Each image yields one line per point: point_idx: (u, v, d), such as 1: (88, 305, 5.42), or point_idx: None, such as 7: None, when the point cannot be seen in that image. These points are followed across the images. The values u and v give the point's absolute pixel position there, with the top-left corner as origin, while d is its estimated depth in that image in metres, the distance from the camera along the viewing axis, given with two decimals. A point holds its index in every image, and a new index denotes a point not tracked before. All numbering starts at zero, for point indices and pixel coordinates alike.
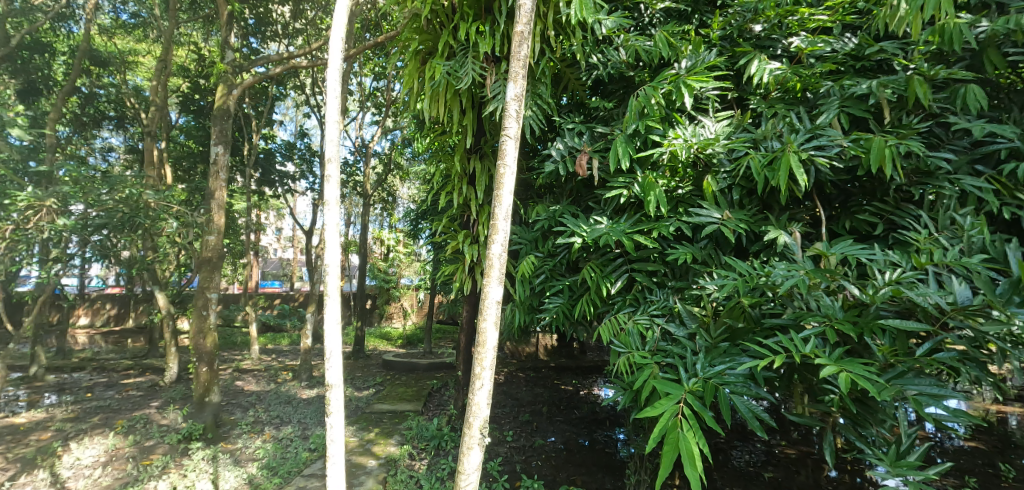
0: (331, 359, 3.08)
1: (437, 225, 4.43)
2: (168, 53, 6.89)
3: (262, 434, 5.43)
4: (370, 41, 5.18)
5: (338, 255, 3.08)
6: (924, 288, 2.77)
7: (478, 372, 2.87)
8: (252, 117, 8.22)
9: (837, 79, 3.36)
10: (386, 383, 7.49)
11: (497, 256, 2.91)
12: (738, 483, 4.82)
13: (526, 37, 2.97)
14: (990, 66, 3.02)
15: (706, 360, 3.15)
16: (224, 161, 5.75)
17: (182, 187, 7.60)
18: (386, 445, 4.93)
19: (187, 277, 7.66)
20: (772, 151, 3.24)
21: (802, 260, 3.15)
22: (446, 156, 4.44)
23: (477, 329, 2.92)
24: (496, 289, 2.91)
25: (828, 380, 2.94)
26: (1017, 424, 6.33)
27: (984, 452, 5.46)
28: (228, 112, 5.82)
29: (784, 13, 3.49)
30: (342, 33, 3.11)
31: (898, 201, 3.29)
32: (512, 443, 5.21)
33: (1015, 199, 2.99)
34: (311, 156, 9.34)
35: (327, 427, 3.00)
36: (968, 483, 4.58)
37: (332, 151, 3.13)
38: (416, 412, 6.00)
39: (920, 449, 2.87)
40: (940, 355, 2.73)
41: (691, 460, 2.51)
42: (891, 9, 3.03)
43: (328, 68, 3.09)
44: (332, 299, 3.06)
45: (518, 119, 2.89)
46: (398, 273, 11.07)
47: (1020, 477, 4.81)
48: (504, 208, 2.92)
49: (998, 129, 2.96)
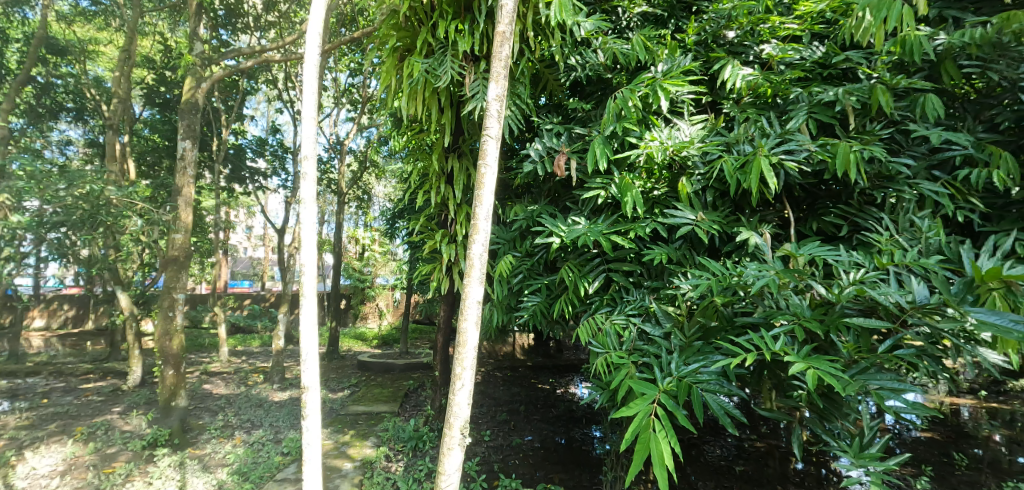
0: (307, 361, 3.27)
1: (413, 225, 4.33)
2: (132, 44, 6.70)
3: (232, 439, 5.26)
4: (347, 36, 4.96)
5: (313, 256, 3.30)
6: (885, 288, 2.95)
7: (459, 372, 2.96)
8: (221, 112, 7.89)
9: (806, 86, 3.46)
10: (362, 385, 7.39)
11: (479, 256, 2.99)
12: (711, 478, 4.93)
13: (508, 38, 3.06)
14: (947, 77, 3.20)
15: (681, 359, 3.29)
16: (191, 157, 5.52)
17: (146, 183, 7.23)
18: (362, 447, 4.88)
19: (152, 275, 7.06)
20: (744, 154, 3.36)
21: (772, 260, 3.29)
22: (423, 155, 4.30)
23: (457, 329, 3.00)
24: (477, 290, 2.98)
25: (797, 376, 3.13)
26: (969, 414, 6.62)
27: (939, 442, 5.71)
28: (196, 106, 5.60)
29: (755, 20, 3.54)
30: (318, 31, 3.26)
31: (862, 204, 3.43)
32: (490, 442, 5.20)
33: (968, 202, 3.18)
34: (283, 152, 9.02)
35: (306, 427, 3.20)
36: (925, 472, 4.78)
37: (308, 149, 3.34)
38: (392, 414, 5.92)
39: (883, 441, 3.07)
40: (901, 351, 2.91)
41: (661, 460, 2.66)
42: (857, 20, 3.18)
43: (304, 63, 3.22)
44: (308, 299, 3.28)
45: (499, 119, 3.00)
46: (374, 273, 10.73)
47: (972, 465, 5.04)
48: (485, 208, 3.01)
49: (953, 136, 3.14)
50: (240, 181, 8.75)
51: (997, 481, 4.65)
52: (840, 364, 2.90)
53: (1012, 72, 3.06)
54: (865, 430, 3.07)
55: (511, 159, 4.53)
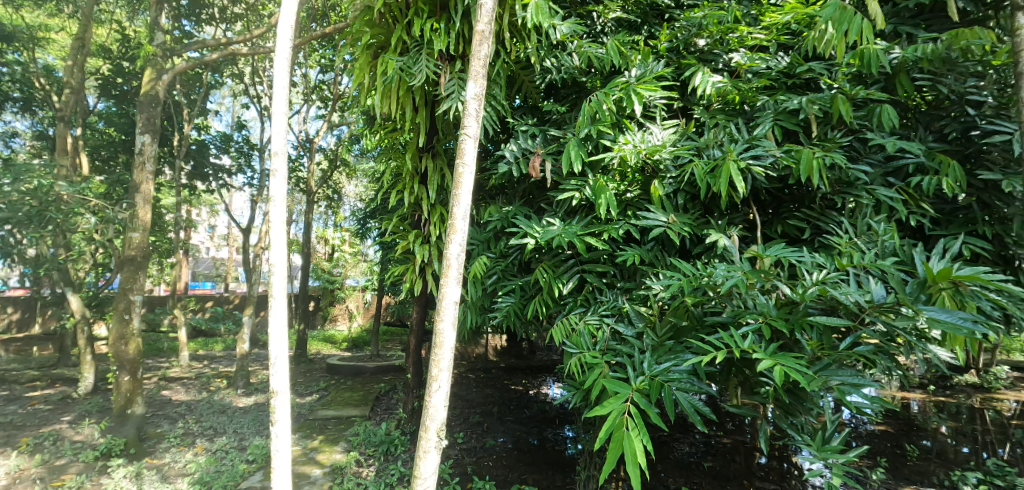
0: (276, 364, 3.24)
1: (384, 224, 4.25)
2: (87, 31, 6.37)
3: (194, 447, 5.03)
4: (318, 30, 4.77)
5: (283, 256, 3.27)
6: (846, 288, 3.09)
7: (436, 374, 2.92)
8: (183, 105, 7.28)
9: (771, 94, 3.59)
10: (330, 389, 7.20)
11: (457, 256, 2.95)
12: (680, 474, 5.02)
13: (487, 37, 3.07)
14: (901, 89, 3.38)
15: (654, 358, 3.37)
16: (150, 152, 5.27)
17: (100, 179, 6.62)
18: (332, 453, 4.77)
19: (106, 276, 6.63)
20: (714, 158, 3.46)
21: (740, 261, 3.41)
22: (396, 154, 4.23)
23: (434, 329, 2.97)
24: (454, 290, 2.96)
25: (765, 373, 3.24)
26: (919, 408, 6.94)
27: (892, 435, 5.97)
28: (156, 98, 5.36)
29: (725, 29, 3.65)
30: (289, 33, 3.36)
31: (824, 208, 3.59)
32: (463, 444, 5.16)
33: (920, 207, 3.37)
34: (250, 149, 8.13)
35: (275, 431, 3.17)
36: (881, 463, 5.00)
37: (278, 146, 3.33)
38: (363, 417, 5.79)
39: (844, 434, 3.21)
40: (861, 348, 3.04)
41: (633, 458, 2.72)
42: (819, 33, 3.31)
43: (275, 59, 3.32)
44: (277, 300, 3.24)
45: (478, 118, 2.99)
46: (344, 274, 10.62)
47: (924, 455, 5.28)
48: (463, 207, 2.99)
49: (907, 145, 3.32)
50: (201, 178, 7.91)
51: (945, 470, 4.88)
52: (805, 361, 3.02)
53: (959, 86, 3.28)
54: (828, 424, 3.21)
55: (486, 160, 4.53)
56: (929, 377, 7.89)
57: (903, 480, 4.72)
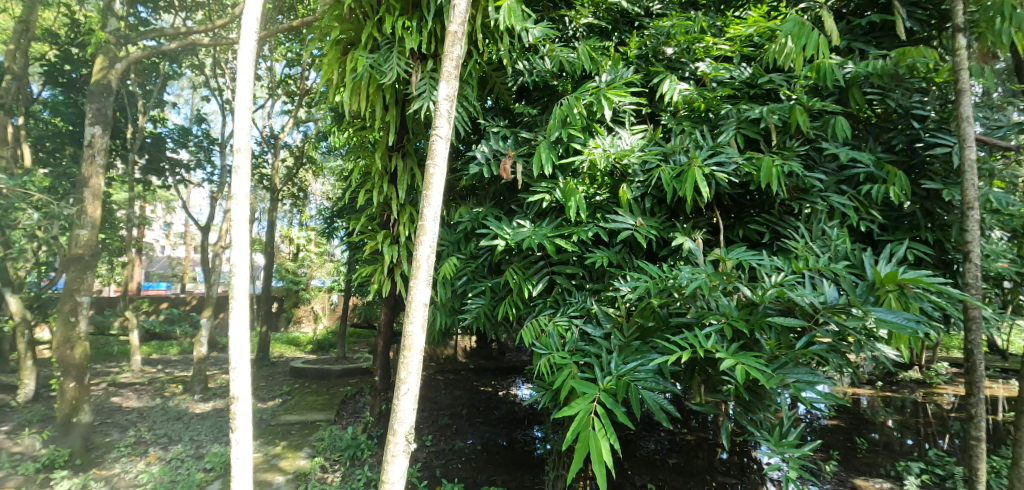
0: (238, 369, 3.18)
1: (352, 224, 4.19)
2: (31, 13, 5.28)
3: (146, 457, 4.81)
4: (284, 23, 4.58)
5: (246, 257, 3.17)
6: (801, 289, 3.24)
7: (404, 376, 2.90)
8: (138, 96, 5.79)
9: (735, 103, 3.73)
10: (293, 393, 6.91)
11: (426, 257, 2.93)
12: (647, 471, 5.11)
13: (460, 39, 3.05)
14: (853, 101, 3.57)
15: (621, 358, 3.44)
16: (101, 144, 5.07)
17: (44, 173, 5.11)
18: (295, 459, 4.70)
19: (53, 276, 5.11)
20: (680, 164, 3.57)
21: (704, 264, 3.52)
22: (365, 152, 4.18)
23: (403, 332, 2.94)
24: (423, 292, 2.93)
25: (726, 371, 3.35)
26: (868, 403, 7.28)
27: (844, 429, 6.25)
28: (109, 88, 5.20)
29: (692, 39, 3.77)
30: (254, 26, 3.25)
31: (782, 213, 3.75)
32: (431, 447, 5.12)
33: (869, 214, 3.58)
34: (213, 145, 6.43)
35: (236, 438, 3.12)
36: (833, 455, 5.24)
37: (241, 142, 3.20)
38: (328, 422, 5.69)
39: (799, 429, 3.34)
40: (815, 347, 3.19)
41: (599, 456, 2.79)
42: (780, 46, 3.45)
43: (239, 54, 3.20)
44: (239, 302, 3.16)
45: (450, 119, 2.97)
46: (309, 275, 9.91)
47: (872, 448, 5.56)
48: (433, 208, 2.97)
49: (859, 155, 3.50)
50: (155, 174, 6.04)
51: (891, 461, 5.16)
52: (763, 359, 3.14)
53: (906, 100, 3.54)
54: (784, 419, 3.36)
55: (457, 160, 4.53)
56: (878, 373, 8.28)
57: (854, 472, 4.97)
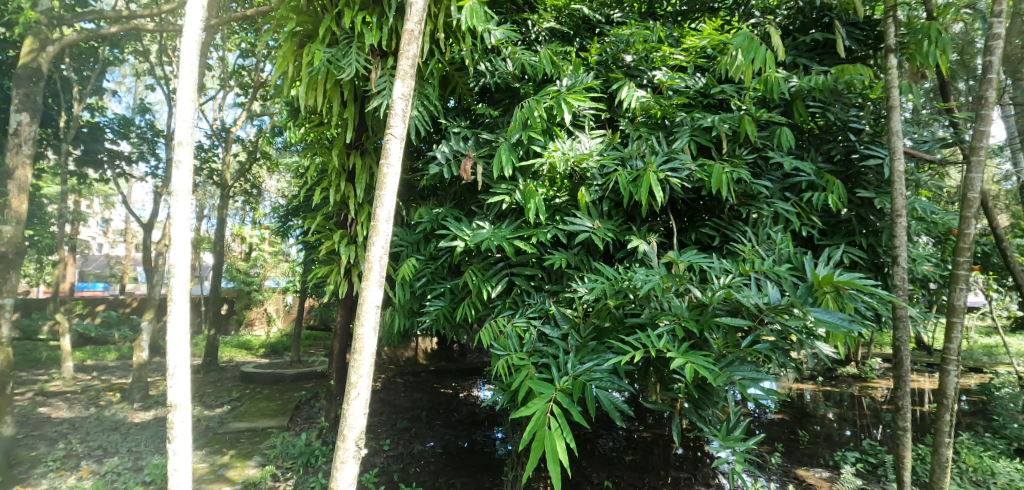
0: (177, 375, 3.04)
1: (308, 223, 4.13)
2: None
3: (77, 471, 4.51)
4: (237, 12, 4.25)
5: (186, 255, 3.03)
6: (747, 291, 3.35)
7: (354, 381, 2.88)
8: (74, 81, 5.06)
9: (689, 112, 3.88)
10: (242, 399, 6.59)
11: (379, 258, 2.94)
12: (604, 469, 5.20)
13: (416, 38, 3.08)
14: (797, 114, 3.80)
15: (577, 358, 3.50)
16: (28, 133, 4.62)
17: None
18: (244, 468, 4.56)
19: None
20: (636, 169, 3.67)
21: (657, 266, 3.62)
22: (322, 149, 4.08)
23: (353, 335, 2.92)
24: (375, 293, 2.93)
25: (677, 369, 3.47)
26: (811, 397, 7.70)
27: (788, 422, 6.57)
28: (40, 72, 4.75)
29: (649, 48, 3.89)
30: (200, 14, 3.12)
31: (731, 218, 3.93)
32: (389, 452, 5.03)
33: (810, 219, 3.81)
34: (158, 136, 5.49)
35: (174, 448, 2.98)
36: (778, 447, 5.52)
37: (183, 135, 3.05)
38: (280, 429, 5.55)
39: (745, 425, 3.48)
40: (759, 346, 3.34)
41: (555, 456, 2.86)
42: (731, 58, 3.60)
43: (183, 42, 3.07)
44: (178, 305, 3.03)
45: (405, 119, 2.99)
46: (263, 276, 7.65)
47: (812, 440, 5.89)
48: (385, 209, 2.98)
49: (802, 165, 3.72)
50: (96, 166, 5.23)
51: (830, 451, 5.49)
52: (712, 358, 3.28)
53: (844, 115, 3.79)
54: (731, 415, 3.51)
55: (419, 159, 4.52)
56: (819, 369, 8.72)
57: (796, 462, 5.27)
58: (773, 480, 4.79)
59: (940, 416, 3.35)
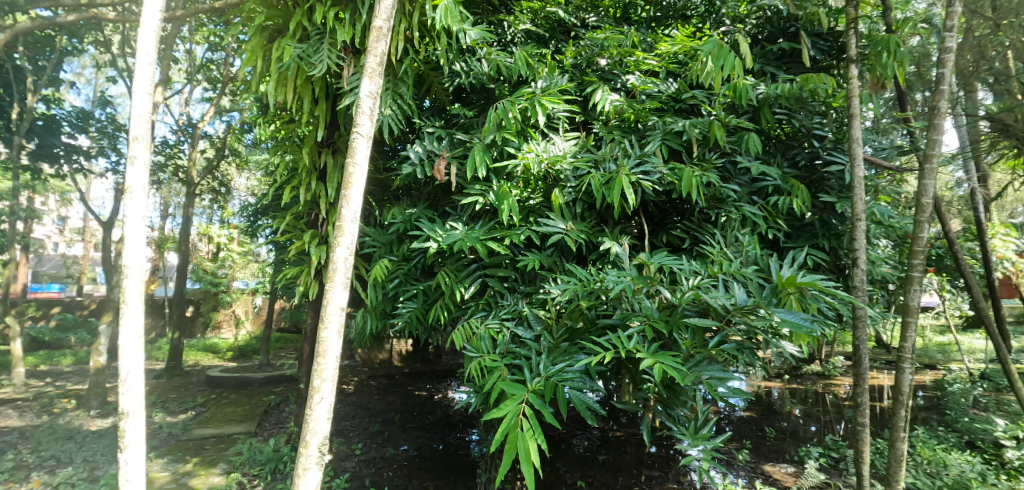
0: (129, 380, 3.06)
1: (278, 222, 4.03)
2: None
3: (27, 483, 4.34)
4: (205, 3, 4.02)
5: (140, 257, 3.05)
6: (715, 292, 3.39)
7: (318, 385, 2.87)
8: (26, 72, 5.29)
9: (661, 116, 3.94)
10: (208, 404, 6.43)
11: (344, 259, 2.91)
12: (577, 469, 5.25)
13: (385, 34, 3.04)
14: (764, 120, 3.93)
15: (550, 359, 3.50)
16: None
17: None
18: (209, 476, 4.43)
19: None
20: (610, 172, 3.70)
21: (629, 268, 3.64)
22: (293, 147, 3.99)
23: (317, 337, 2.90)
24: (340, 295, 2.92)
25: (646, 369, 3.52)
26: (778, 394, 7.94)
27: (757, 419, 6.73)
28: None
29: (623, 52, 3.96)
30: (156, 18, 3.13)
31: (700, 221, 4.03)
32: (361, 456, 4.95)
33: (776, 223, 3.93)
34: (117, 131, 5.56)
35: (125, 457, 2.99)
36: (746, 444, 5.67)
37: (139, 129, 3.09)
38: (248, 435, 5.35)
39: (712, 423, 3.52)
40: (726, 346, 3.38)
41: (528, 457, 2.85)
42: (701, 65, 3.68)
43: (140, 37, 3.11)
44: (131, 306, 3.04)
45: (371, 117, 2.95)
46: (231, 276, 8.74)
47: (779, 436, 6.05)
48: (351, 209, 2.96)
49: (768, 170, 3.84)
50: (49, 160, 5.44)
51: (796, 447, 5.66)
52: (680, 358, 3.32)
53: (808, 122, 3.95)
54: (698, 414, 3.55)
55: (393, 159, 4.48)
56: (785, 368, 8.97)
57: (763, 458, 5.43)
58: (740, 476, 4.93)
59: (896, 412, 3.47)
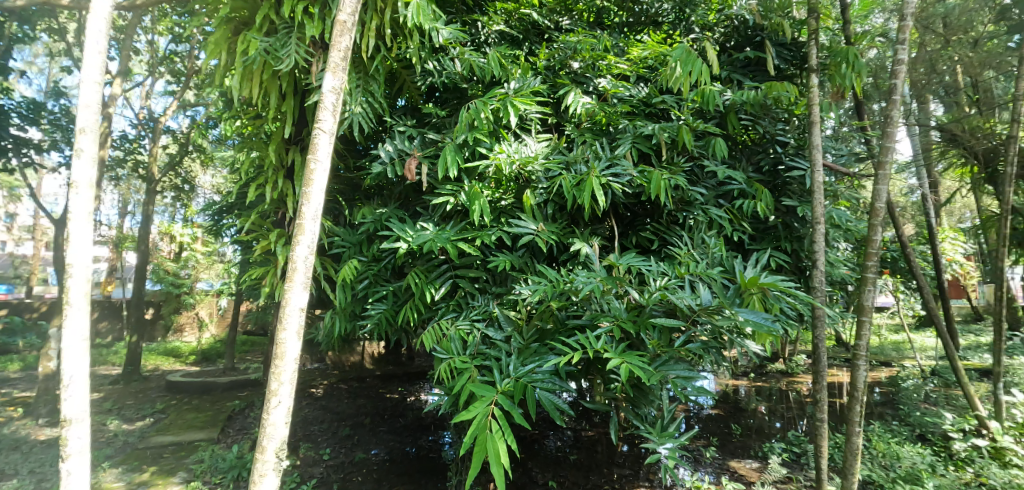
0: (73, 385, 3.09)
1: (243, 221, 3.93)
2: None
3: None
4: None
5: (86, 257, 3.10)
6: (681, 292, 3.44)
7: (275, 388, 2.82)
8: None
9: (631, 119, 3.99)
10: (168, 411, 6.12)
11: (303, 259, 2.87)
12: (548, 469, 5.28)
13: (349, 29, 3.01)
14: (730, 125, 4.08)
15: (519, 360, 3.48)
16: None
17: None
18: (167, 486, 4.29)
19: None
20: (580, 173, 3.72)
21: (598, 269, 3.65)
22: (260, 144, 3.91)
23: (275, 339, 2.85)
24: (299, 296, 2.87)
25: (613, 369, 3.57)
26: (745, 392, 8.18)
27: (724, 416, 6.90)
28: None
29: (595, 56, 4.01)
30: (102, 25, 3.18)
31: (669, 223, 4.10)
32: (329, 461, 4.86)
33: (741, 225, 4.06)
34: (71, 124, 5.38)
35: (68, 466, 3.05)
36: (713, 441, 5.81)
37: (86, 123, 3.11)
38: (209, 442, 5.18)
39: (679, 421, 3.57)
40: (691, 345, 3.43)
41: (497, 459, 2.83)
42: (671, 70, 3.72)
43: (88, 32, 3.13)
44: (74, 310, 3.07)
45: (334, 113, 2.93)
46: (194, 277, 8.44)
47: (745, 433, 6.22)
48: (312, 207, 2.90)
49: (733, 174, 3.96)
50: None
51: (761, 443, 5.83)
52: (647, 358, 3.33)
53: (771, 128, 4.11)
54: (665, 412, 3.60)
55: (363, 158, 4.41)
56: (751, 366, 9.24)
57: (730, 454, 5.58)
58: (707, 473, 5.04)
59: (851, 407, 3.61)
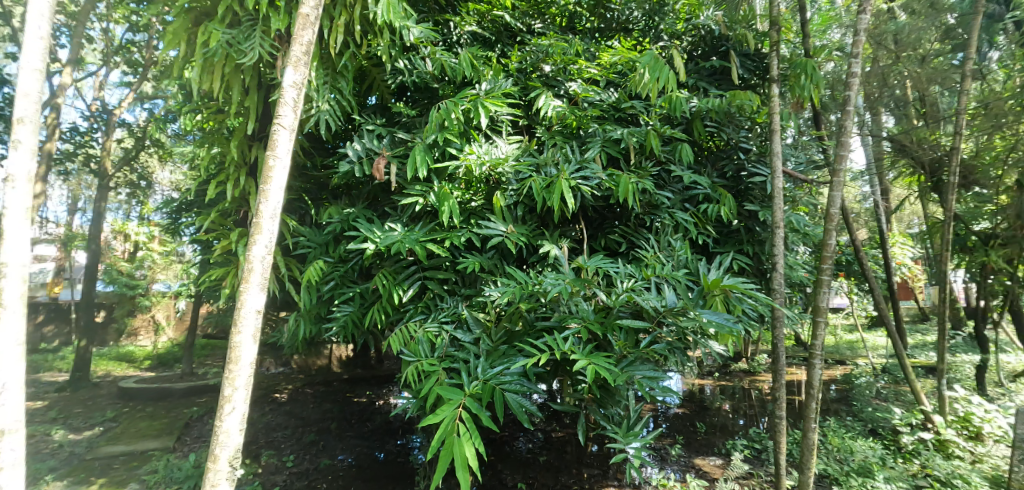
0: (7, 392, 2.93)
1: (203, 220, 3.78)
2: None
3: None
4: None
5: (22, 255, 2.94)
6: (647, 294, 3.50)
7: (229, 394, 2.72)
8: None
9: (601, 123, 4.05)
10: (119, 419, 5.88)
11: (260, 259, 2.77)
12: (518, 471, 5.28)
13: (312, 24, 2.93)
14: (696, 132, 4.18)
15: (488, 363, 3.46)
16: None
17: None
18: None
19: None
20: (550, 176, 3.74)
21: (566, 271, 3.67)
22: (221, 140, 3.78)
23: (230, 343, 2.75)
24: (256, 298, 2.78)
25: (580, 370, 3.59)
26: (711, 390, 8.40)
27: (689, 415, 7.06)
28: None
29: (566, 60, 4.03)
30: (45, 8, 3.01)
31: (636, 226, 4.17)
32: (292, 468, 4.73)
33: (706, 229, 4.16)
34: None
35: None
36: (678, 440, 5.95)
37: (25, 114, 2.96)
38: (162, 453, 4.97)
39: (644, 420, 3.61)
40: (657, 346, 3.47)
41: (463, 463, 2.78)
42: (639, 76, 3.78)
43: (28, 17, 2.97)
44: (10, 312, 2.91)
45: (294, 109, 2.84)
46: (151, 277, 7.12)
47: (708, 431, 6.39)
48: (271, 206, 2.81)
49: (699, 179, 4.07)
50: None
51: (724, 440, 6.00)
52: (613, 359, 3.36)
53: (734, 135, 4.26)
54: (631, 412, 3.63)
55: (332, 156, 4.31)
56: (716, 365, 9.49)
57: (695, 452, 5.73)
58: (674, 470, 5.15)
59: (807, 406, 3.76)
